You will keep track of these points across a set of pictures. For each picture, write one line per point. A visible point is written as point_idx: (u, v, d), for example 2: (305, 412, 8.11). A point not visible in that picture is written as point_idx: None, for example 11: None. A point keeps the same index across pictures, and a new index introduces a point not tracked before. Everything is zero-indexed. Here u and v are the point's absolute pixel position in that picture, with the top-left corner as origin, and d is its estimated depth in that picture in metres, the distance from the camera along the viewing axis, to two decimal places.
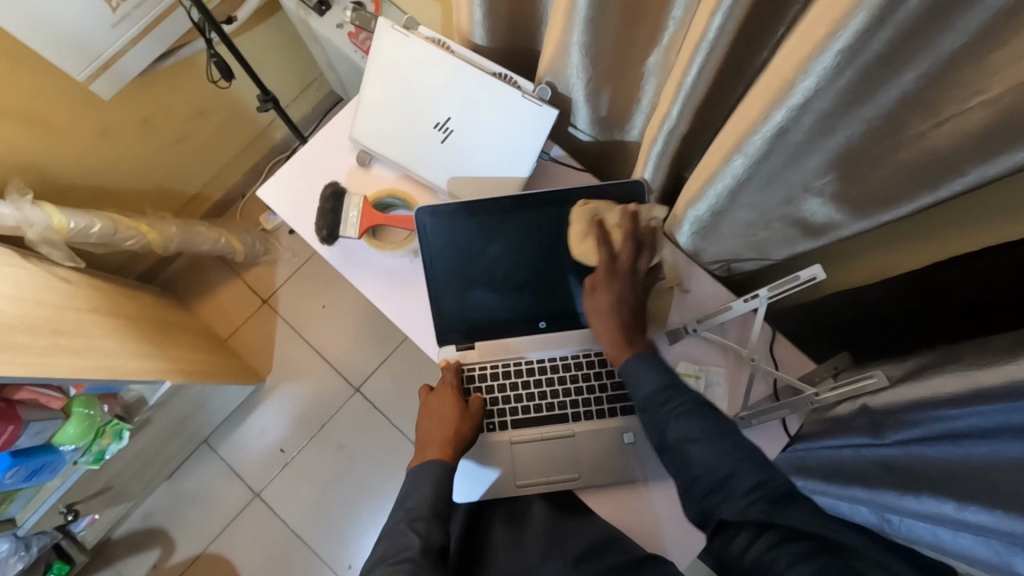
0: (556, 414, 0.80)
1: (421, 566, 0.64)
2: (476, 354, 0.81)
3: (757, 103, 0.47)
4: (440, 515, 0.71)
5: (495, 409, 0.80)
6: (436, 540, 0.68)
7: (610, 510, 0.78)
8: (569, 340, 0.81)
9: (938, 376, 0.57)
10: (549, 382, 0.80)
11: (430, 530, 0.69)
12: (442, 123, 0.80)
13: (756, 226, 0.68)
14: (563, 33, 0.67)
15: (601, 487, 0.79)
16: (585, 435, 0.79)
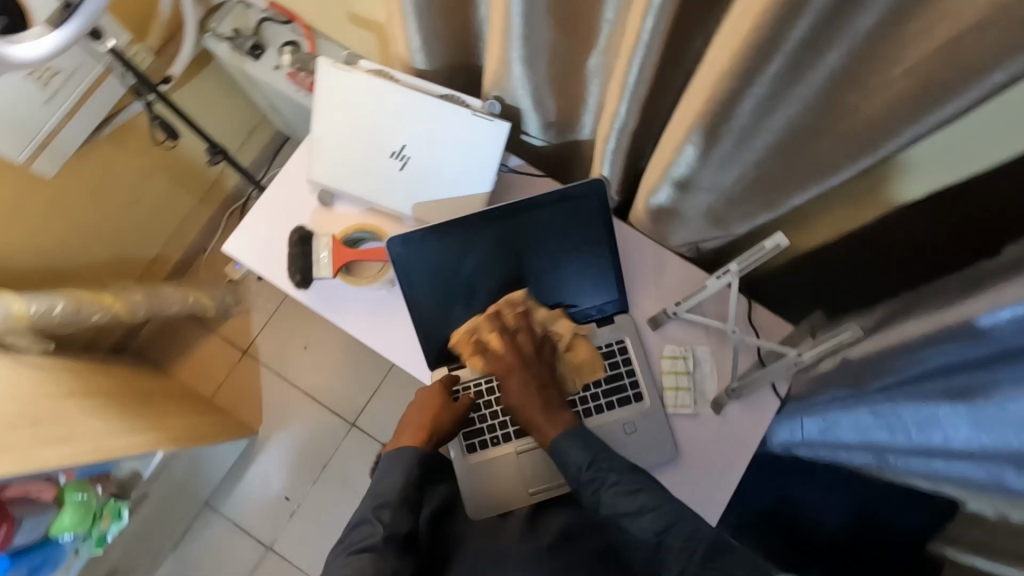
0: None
1: (379, 559, 0.69)
2: (469, 373, 0.81)
3: (701, 93, 0.49)
4: (406, 504, 0.75)
5: (496, 423, 0.81)
6: (400, 529, 0.73)
7: None
8: None
9: (907, 322, 0.60)
10: None
11: (395, 521, 0.73)
12: (397, 151, 0.81)
13: (718, 207, 0.71)
14: (503, 49, 0.68)
15: None
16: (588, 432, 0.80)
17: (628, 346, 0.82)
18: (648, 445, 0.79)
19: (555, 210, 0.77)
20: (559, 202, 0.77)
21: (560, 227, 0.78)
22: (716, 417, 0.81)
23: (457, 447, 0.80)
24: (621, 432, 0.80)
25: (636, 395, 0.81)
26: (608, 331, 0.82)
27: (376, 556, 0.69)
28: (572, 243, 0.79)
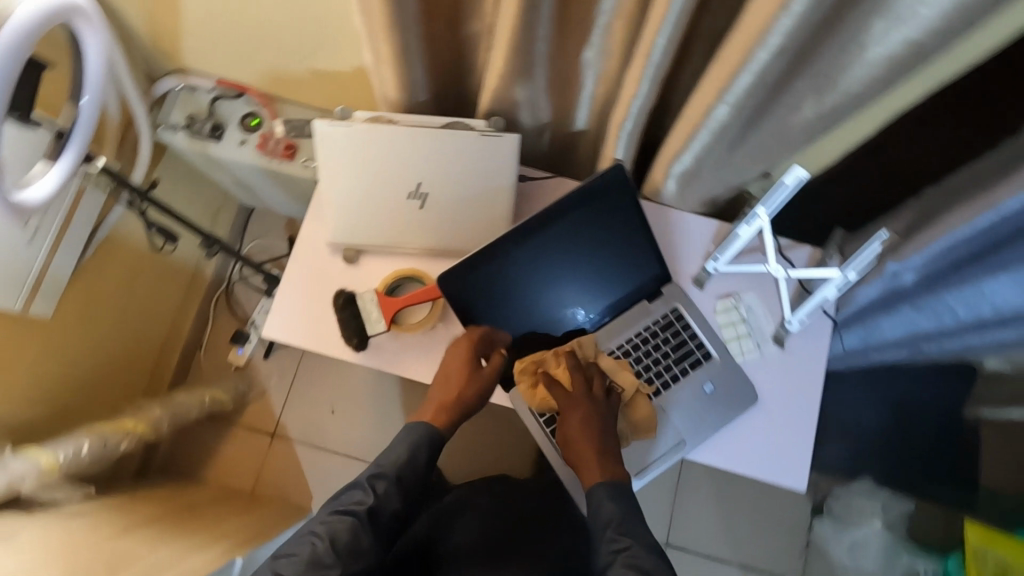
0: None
1: (356, 533, 0.70)
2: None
3: (739, 52, 0.52)
4: (403, 489, 0.74)
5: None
6: (382, 515, 0.72)
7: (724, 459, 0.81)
8: (618, 328, 0.83)
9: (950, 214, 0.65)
10: None
11: (384, 497, 0.72)
12: (414, 190, 0.81)
13: (740, 172, 0.74)
14: (504, 64, 0.70)
15: (709, 441, 0.81)
16: (673, 403, 0.81)
17: (683, 311, 0.83)
18: (732, 398, 0.81)
19: (579, 208, 0.79)
20: (585, 197, 0.79)
21: (593, 220, 0.80)
22: (780, 353, 0.84)
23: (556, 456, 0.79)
24: (704, 394, 0.81)
25: (705, 354, 0.83)
26: (660, 303, 0.84)
27: (355, 533, 0.69)
28: (606, 230, 0.80)
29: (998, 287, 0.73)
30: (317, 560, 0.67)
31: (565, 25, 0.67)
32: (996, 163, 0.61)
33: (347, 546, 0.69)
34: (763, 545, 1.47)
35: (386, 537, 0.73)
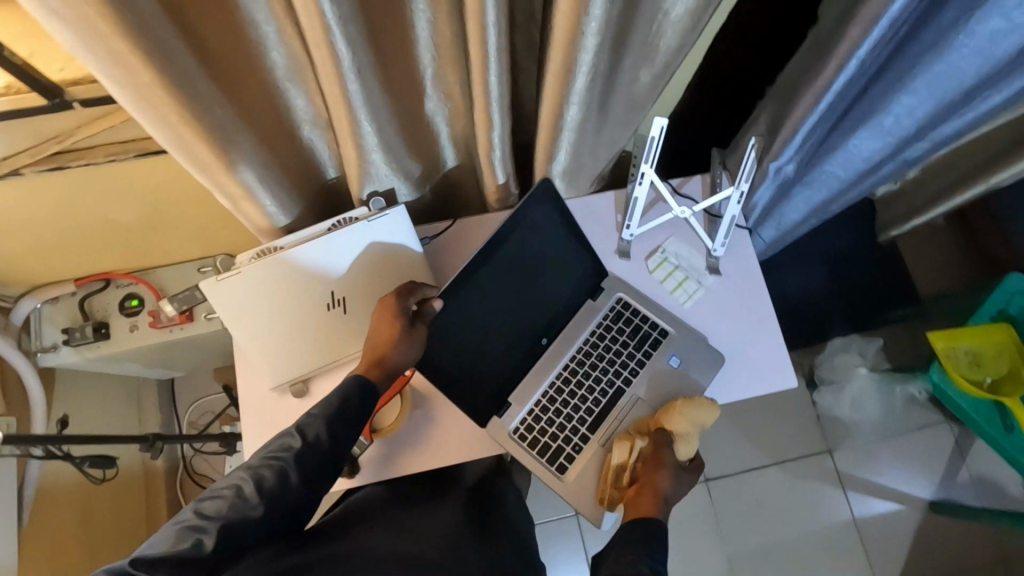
0: (613, 393, 0.85)
1: (283, 474, 0.67)
2: (518, 407, 0.84)
3: (563, 60, 0.54)
4: (336, 427, 0.70)
5: (569, 432, 0.84)
6: (312, 458, 0.69)
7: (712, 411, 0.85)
8: (572, 334, 0.87)
9: (795, 105, 0.71)
10: (586, 375, 0.85)
11: (317, 439, 0.70)
12: (332, 299, 0.79)
13: (613, 151, 0.77)
14: (358, 151, 0.69)
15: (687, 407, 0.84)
16: (647, 388, 0.85)
17: (626, 298, 0.87)
18: (701, 366, 0.84)
19: (512, 237, 0.79)
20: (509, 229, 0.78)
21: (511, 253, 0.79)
22: (719, 280, 0.89)
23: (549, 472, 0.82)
24: (673, 369, 0.85)
25: (661, 332, 0.86)
26: (604, 297, 0.88)
27: (286, 477, 0.67)
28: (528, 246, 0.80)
29: (861, 143, 0.80)
30: (238, 499, 0.65)
31: (397, 93, 0.68)
32: (811, 50, 0.68)
33: (275, 490, 0.66)
34: (783, 437, 1.60)
35: (322, 481, 0.70)
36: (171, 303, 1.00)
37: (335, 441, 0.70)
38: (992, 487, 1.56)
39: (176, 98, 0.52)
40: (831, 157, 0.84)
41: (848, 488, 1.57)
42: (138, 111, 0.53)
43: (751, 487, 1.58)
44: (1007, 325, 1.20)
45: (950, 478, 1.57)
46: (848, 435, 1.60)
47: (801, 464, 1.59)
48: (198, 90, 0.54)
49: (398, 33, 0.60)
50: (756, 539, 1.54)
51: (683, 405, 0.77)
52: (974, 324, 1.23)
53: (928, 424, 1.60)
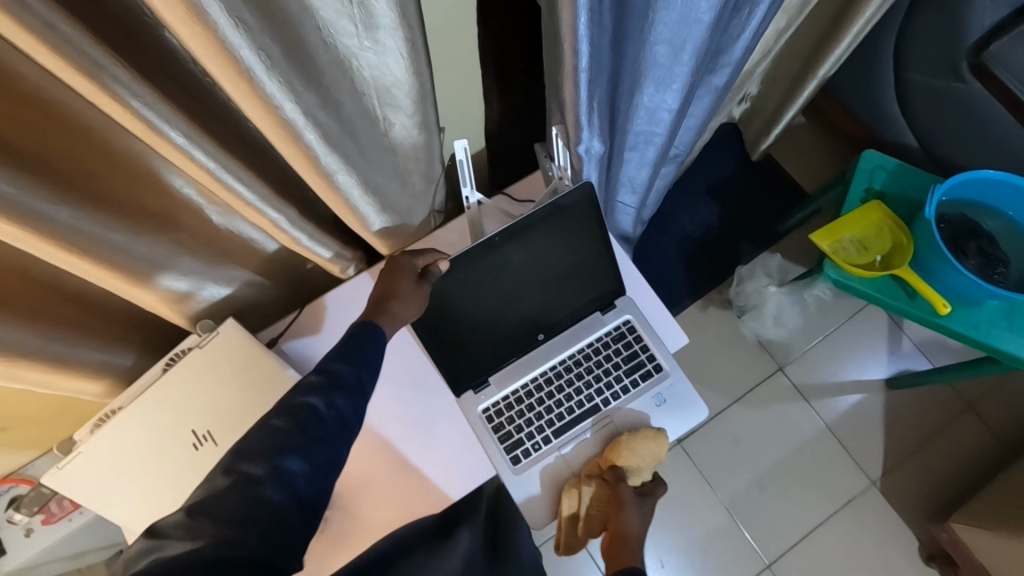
0: (589, 407, 0.92)
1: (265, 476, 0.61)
2: (496, 390, 0.90)
3: (290, 145, 0.52)
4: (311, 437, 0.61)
5: (533, 429, 0.90)
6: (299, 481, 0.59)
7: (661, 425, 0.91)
8: (569, 338, 0.93)
9: (567, 92, 0.70)
10: (572, 379, 0.92)
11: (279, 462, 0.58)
12: (196, 437, 0.73)
13: (427, 185, 0.79)
14: (149, 288, 0.65)
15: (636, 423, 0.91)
16: (621, 412, 0.92)
17: (634, 322, 0.91)
18: (671, 410, 0.91)
19: (494, 253, 0.82)
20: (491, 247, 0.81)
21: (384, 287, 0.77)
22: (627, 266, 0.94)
23: (505, 463, 0.87)
24: (654, 403, 0.91)
25: (656, 367, 0.92)
26: (613, 314, 0.92)
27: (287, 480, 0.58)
28: (512, 257, 0.83)
29: (654, 97, 0.81)
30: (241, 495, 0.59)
31: (168, 224, 0.63)
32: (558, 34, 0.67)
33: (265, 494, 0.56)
34: (736, 372, 1.62)
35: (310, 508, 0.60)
36: (20, 510, 0.95)
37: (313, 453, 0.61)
38: (936, 345, 1.63)
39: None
40: (634, 117, 0.84)
41: (811, 398, 1.60)
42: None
43: (722, 430, 1.59)
44: (877, 201, 1.25)
45: (896, 349, 1.63)
46: (792, 348, 1.64)
47: (761, 393, 1.61)
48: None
49: (124, 173, 0.56)
50: (745, 477, 1.55)
51: (634, 445, 0.84)
52: (850, 211, 1.27)
53: (858, 310, 1.65)
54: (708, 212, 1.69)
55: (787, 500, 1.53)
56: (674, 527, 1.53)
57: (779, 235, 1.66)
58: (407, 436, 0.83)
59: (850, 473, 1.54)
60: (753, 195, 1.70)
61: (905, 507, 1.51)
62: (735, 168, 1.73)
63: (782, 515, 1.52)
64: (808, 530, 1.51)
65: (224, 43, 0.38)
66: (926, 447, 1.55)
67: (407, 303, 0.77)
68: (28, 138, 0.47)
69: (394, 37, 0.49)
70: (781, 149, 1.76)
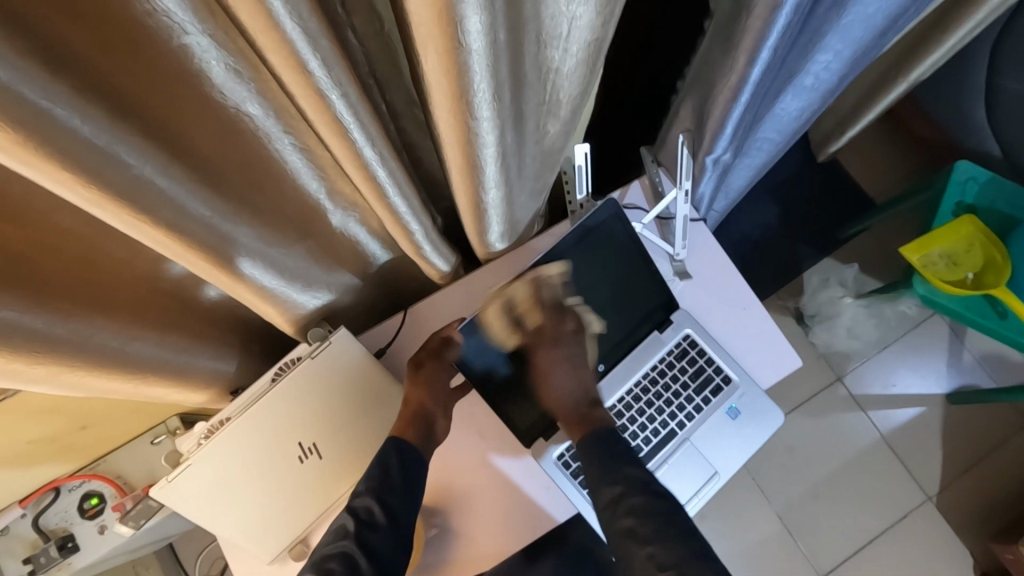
0: (664, 433, 0.83)
1: (370, 508, 0.68)
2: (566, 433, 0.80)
3: (463, 160, 0.47)
4: (392, 505, 0.69)
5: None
6: (380, 541, 0.68)
7: (751, 440, 0.82)
8: (632, 363, 0.83)
9: (717, 101, 0.65)
10: (641, 410, 0.83)
11: (370, 514, 0.68)
12: (304, 449, 0.70)
13: (543, 191, 0.73)
14: (274, 300, 0.61)
15: (718, 437, 0.82)
16: (699, 434, 0.82)
17: (695, 337, 0.82)
18: (749, 421, 0.82)
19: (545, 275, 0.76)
20: (548, 263, 0.76)
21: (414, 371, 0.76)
22: (692, 284, 0.85)
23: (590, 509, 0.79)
24: (728, 419, 0.82)
25: (725, 379, 0.82)
26: (672, 331, 0.83)
27: (369, 520, 0.68)
28: (587, 277, 0.78)
29: (793, 104, 0.75)
30: (343, 534, 0.68)
31: (300, 231, 0.58)
32: (719, 37, 0.61)
33: (356, 538, 0.67)
34: (792, 381, 1.59)
35: (391, 564, 0.69)
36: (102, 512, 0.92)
37: (394, 516, 0.69)
38: (997, 358, 1.58)
39: (55, 356, 0.43)
40: (763, 124, 0.79)
41: (869, 410, 1.57)
42: (23, 384, 0.44)
43: (778, 439, 1.56)
44: (968, 216, 1.20)
45: (957, 362, 1.59)
46: (852, 359, 1.59)
47: (818, 402, 1.57)
48: (81, 331, 0.45)
49: (272, 182, 0.50)
50: (801, 488, 1.53)
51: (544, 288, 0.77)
52: (939, 224, 1.22)
53: (919, 321, 1.60)
54: (770, 214, 1.63)
55: (841, 512, 1.51)
56: (726, 535, 1.51)
57: (842, 239, 1.62)
58: (481, 466, 0.79)
59: (907, 486, 1.52)
60: (817, 199, 1.65)
61: (961, 523, 1.50)
62: (800, 169, 1.67)
63: (836, 526, 1.50)
64: (863, 542, 1.49)
65: (465, 62, 0.33)
66: (984, 462, 1.53)
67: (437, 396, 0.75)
68: (200, 150, 0.43)
69: (589, 45, 0.45)
70: (846, 152, 1.70)
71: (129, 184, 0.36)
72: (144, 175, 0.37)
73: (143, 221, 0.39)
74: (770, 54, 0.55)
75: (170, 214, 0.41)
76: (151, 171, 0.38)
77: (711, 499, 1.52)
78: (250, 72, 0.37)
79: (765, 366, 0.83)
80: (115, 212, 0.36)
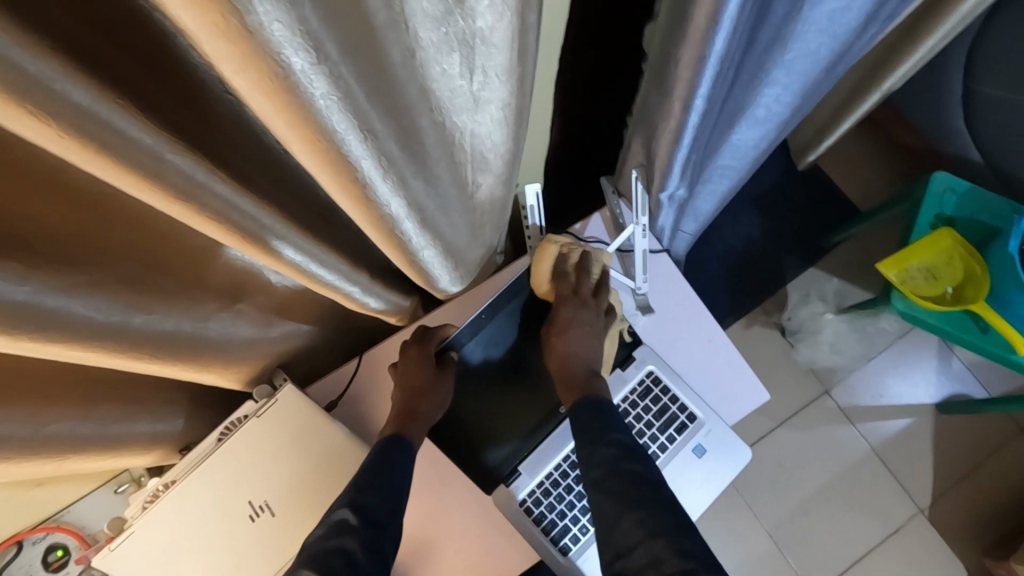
0: None
1: (367, 506, 0.63)
2: (529, 478, 0.78)
3: (381, 232, 0.46)
4: (389, 499, 0.64)
5: (575, 512, 0.78)
6: (370, 544, 0.61)
7: (717, 480, 0.80)
8: None
9: (661, 141, 0.63)
10: None
11: (373, 509, 0.63)
12: (253, 508, 0.68)
13: (492, 234, 0.71)
14: (210, 363, 0.59)
15: (683, 479, 0.80)
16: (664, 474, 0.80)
17: (658, 373, 0.81)
18: (714, 458, 0.80)
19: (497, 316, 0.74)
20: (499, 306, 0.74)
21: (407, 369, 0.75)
22: (654, 318, 0.83)
23: (552, 555, 0.77)
24: (694, 457, 0.80)
25: (690, 416, 0.80)
26: (635, 368, 0.82)
27: (368, 515, 0.62)
28: None
29: (747, 137, 0.73)
30: (339, 530, 0.61)
31: (231, 295, 0.57)
32: (657, 79, 0.59)
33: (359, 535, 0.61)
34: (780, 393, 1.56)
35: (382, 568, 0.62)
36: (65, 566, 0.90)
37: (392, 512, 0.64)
38: (988, 366, 1.56)
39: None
40: (718, 154, 0.77)
41: (857, 422, 1.54)
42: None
43: (766, 455, 1.53)
44: (947, 228, 1.17)
45: (946, 371, 1.56)
46: (839, 371, 1.57)
47: (805, 416, 1.55)
48: None
49: (187, 256, 0.49)
50: (790, 504, 1.50)
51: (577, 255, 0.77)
52: (918, 237, 1.19)
53: (908, 330, 1.58)
54: (752, 226, 1.61)
55: (832, 528, 1.49)
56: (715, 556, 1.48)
57: (826, 249, 1.59)
58: (441, 517, 0.77)
59: (898, 499, 1.50)
60: (800, 208, 1.62)
61: (954, 536, 1.47)
62: (782, 178, 1.64)
63: (826, 544, 1.48)
64: (854, 559, 1.47)
65: (343, 156, 0.32)
66: (977, 472, 1.50)
67: (434, 394, 0.74)
68: (96, 243, 0.41)
69: (502, 109, 0.43)
70: (828, 158, 1.68)
71: (10, 304, 0.34)
72: (21, 293, 0.34)
73: (28, 336, 0.36)
74: (704, 101, 0.53)
75: (61, 321, 0.38)
76: (48, 297, 0.36)
77: (700, 518, 1.50)
78: None
79: (729, 401, 0.81)
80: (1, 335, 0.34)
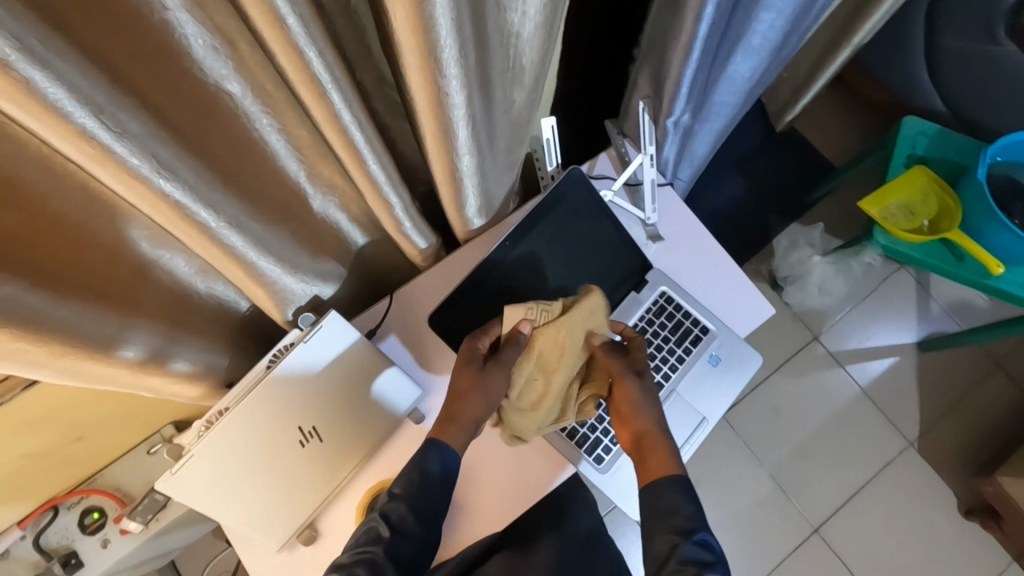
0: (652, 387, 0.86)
1: None
2: None
3: (435, 123, 0.50)
4: None
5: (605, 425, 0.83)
6: (405, 547, 0.70)
7: (731, 387, 0.87)
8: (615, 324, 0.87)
9: (671, 62, 0.68)
10: None
11: (403, 522, 0.70)
12: (303, 434, 0.72)
13: (514, 165, 0.75)
14: (264, 285, 0.63)
15: (700, 387, 0.86)
16: (684, 384, 0.86)
17: (671, 293, 0.86)
18: (729, 366, 0.86)
19: (522, 244, 0.79)
20: (523, 235, 0.79)
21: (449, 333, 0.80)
22: (664, 245, 0.88)
23: (587, 466, 0.81)
24: (710, 366, 0.87)
25: (703, 329, 0.86)
26: (648, 290, 0.86)
27: None
28: (561, 247, 0.81)
29: (742, 66, 0.79)
30: None
31: (283, 213, 0.60)
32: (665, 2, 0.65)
33: None
34: (772, 344, 1.64)
35: None
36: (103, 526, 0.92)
37: None
38: (962, 305, 1.66)
39: (59, 337, 0.45)
40: (716, 86, 0.83)
41: (846, 363, 1.62)
42: (23, 371, 0.45)
43: (764, 401, 1.61)
44: (920, 167, 1.26)
45: (925, 313, 1.65)
46: (826, 317, 1.65)
47: (797, 363, 1.63)
48: (80, 311, 0.47)
49: (253, 161, 0.52)
50: (788, 446, 1.58)
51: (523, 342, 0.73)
52: (894, 177, 1.28)
53: (887, 276, 1.67)
54: (736, 187, 1.68)
55: (828, 467, 1.56)
56: (720, 501, 1.54)
57: (807, 205, 1.67)
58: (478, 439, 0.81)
59: (889, 435, 1.58)
60: (780, 168, 1.71)
61: (942, 464, 1.56)
62: (761, 141, 1.72)
63: (824, 483, 1.55)
64: (851, 494, 1.55)
65: (429, 14, 0.36)
66: (959, 403, 1.60)
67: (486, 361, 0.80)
68: (188, 125, 0.45)
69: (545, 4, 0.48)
70: (802, 120, 1.77)
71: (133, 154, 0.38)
72: (141, 145, 0.38)
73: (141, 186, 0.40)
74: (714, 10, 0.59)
75: (165, 186, 0.42)
76: (158, 155, 0.40)
77: (704, 465, 1.56)
78: (229, 49, 0.39)
79: (739, 315, 0.87)
80: (122, 179, 0.38)
